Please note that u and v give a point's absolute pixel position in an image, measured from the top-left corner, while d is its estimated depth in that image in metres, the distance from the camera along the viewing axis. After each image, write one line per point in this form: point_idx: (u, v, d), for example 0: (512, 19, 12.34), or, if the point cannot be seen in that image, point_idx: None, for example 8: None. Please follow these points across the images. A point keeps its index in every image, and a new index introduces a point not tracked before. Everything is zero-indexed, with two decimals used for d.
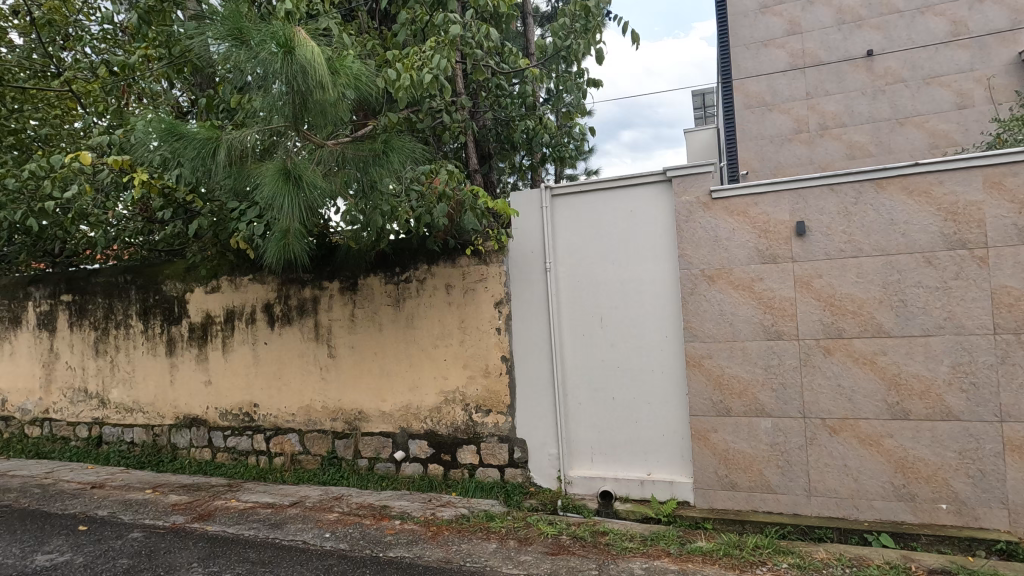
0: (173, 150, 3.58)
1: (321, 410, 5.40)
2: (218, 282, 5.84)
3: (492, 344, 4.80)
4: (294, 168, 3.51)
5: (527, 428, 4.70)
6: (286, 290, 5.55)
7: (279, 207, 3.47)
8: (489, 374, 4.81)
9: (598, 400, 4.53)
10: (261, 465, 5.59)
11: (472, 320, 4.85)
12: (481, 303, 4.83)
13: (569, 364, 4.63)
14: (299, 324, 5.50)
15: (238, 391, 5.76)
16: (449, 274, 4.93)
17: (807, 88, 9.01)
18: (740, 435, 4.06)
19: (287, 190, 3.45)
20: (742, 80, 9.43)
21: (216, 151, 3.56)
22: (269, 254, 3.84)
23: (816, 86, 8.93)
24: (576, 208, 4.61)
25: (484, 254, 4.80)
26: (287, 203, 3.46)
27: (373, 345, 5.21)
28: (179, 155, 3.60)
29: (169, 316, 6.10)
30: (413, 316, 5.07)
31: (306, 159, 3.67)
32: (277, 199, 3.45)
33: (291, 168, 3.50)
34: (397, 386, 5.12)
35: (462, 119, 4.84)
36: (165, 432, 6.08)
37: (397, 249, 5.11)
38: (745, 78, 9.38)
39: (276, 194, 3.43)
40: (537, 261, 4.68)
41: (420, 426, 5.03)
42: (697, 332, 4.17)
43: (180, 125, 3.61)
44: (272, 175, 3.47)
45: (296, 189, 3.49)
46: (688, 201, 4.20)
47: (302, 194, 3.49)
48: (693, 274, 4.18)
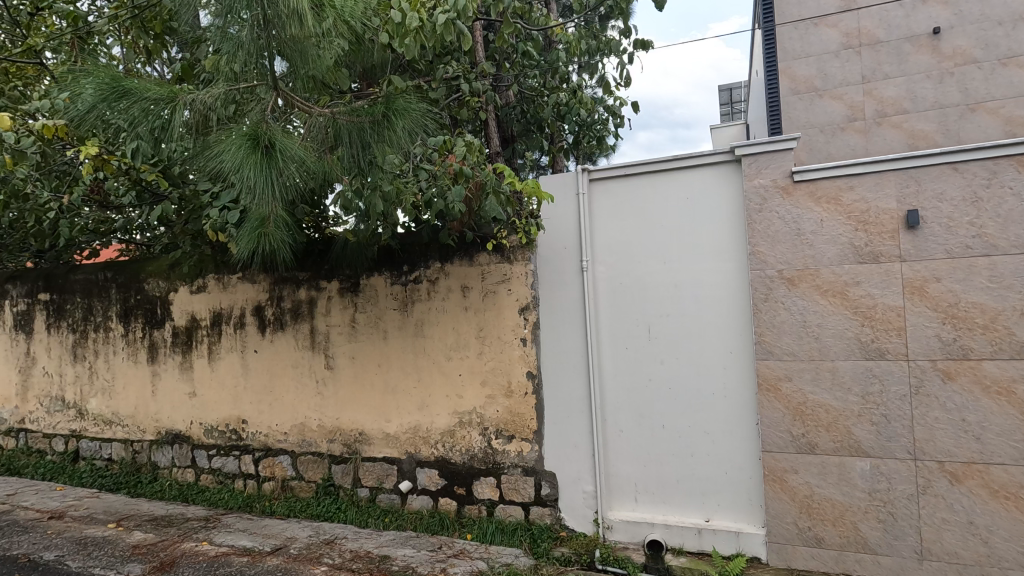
0: (113, 111, 2.87)
1: (317, 429, 4.69)
2: (205, 281, 5.15)
3: (516, 359, 4.02)
4: (267, 135, 2.80)
5: (557, 460, 3.93)
6: (279, 291, 4.84)
7: (246, 184, 2.75)
8: (512, 394, 4.03)
9: (644, 427, 3.76)
10: (250, 490, 4.89)
11: (493, 330, 4.08)
12: (502, 309, 4.06)
13: (609, 382, 3.85)
14: (292, 330, 4.79)
15: (225, 405, 5.07)
16: (465, 274, 4.17)
17: (862, 72, 7.59)
18: (828, 479, 3.24)
19: (255, 163, 2.74)
20: (787, 63, 8.02)
21: (171, 114, 2.87)
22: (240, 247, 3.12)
23: (872, 68, 7.50)
24: (619, 195, 3.83)
25: (507, 250, 4.03)
26: (258, 181, 2.74)
27: (377, 356, 4.48)
28: (122, 118, 2.88)
29: (151, 319, 5.43)
30: (423, 323, 4.32)
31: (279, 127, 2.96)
32: (244, 174, 2.74)
33: (262, 134, 2.79)
34: (404, 405, 4.38)
35: (484, 88, 4.10)
36: (146, 449, 5.42)
37: (403, 244, 4.38)
38: (791, 61, 7.96)
39: (241, 165, 2.72)
40: (572, 258, 3.90)
41: (430, 452, 4.28)
42: (773, 348, 3.35)
43: (126, 81, 2.92)
44: (237, 143, 2.76)
45: (268, 161, 2.77)
46: (761, 185, 3.39)
47: (274, 166, 2.77)
48: (767, 275, 3.37)
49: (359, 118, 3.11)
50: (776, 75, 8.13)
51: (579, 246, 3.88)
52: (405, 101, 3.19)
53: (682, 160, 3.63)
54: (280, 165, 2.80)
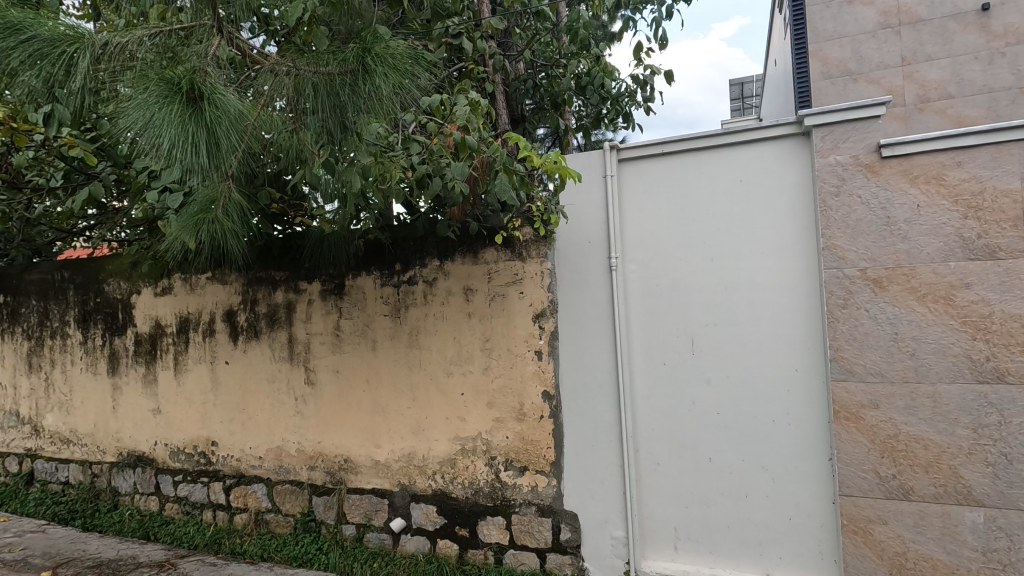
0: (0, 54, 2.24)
1: (296, 454, 4.03)
2: (170, 282, 4.49)
3: (530, 375, 3.35)
4: (193, 83, 2.22)
5: (579, 499, 3.27)
6: (253, 293, 4.18)
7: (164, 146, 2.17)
8: (524, 418, 3.36)
9: (686, 459, 3.11)
10: (220, 523, 4.24)
11: (502, 342, 3.41)
12: (513, 316, 3.39)
13: (643, 405, 3.19)
14: (267, 338, 4.13)
15: (192, 424, 4.42)
16: (468, 274, 3.50)
17: (901, 51, 5.71)
18: (927, 533, 2.57)
19: (175, 119, 2.15)
20: (818, 44, 6.03)
21: (75, 60, 2.29)
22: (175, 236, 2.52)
23: (913, 48, 5.63)
24: (656, 178, 3.17)
25: (519, 245, 3.37)
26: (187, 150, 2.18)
27: (365, 371, 3.82)
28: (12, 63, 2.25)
29: (111, 325, 4.78)
30: (419, 333, 3.65)
31: (222, 81, 2.37)
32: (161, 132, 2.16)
33: (185, 81, 2.20)
34: (396, 428, 3.72)
35: (490, 49, 3.47)
36: (105, 473, 4.77)
37: (396, 239, 3.71)
38: (823, 42, 5.97)
39: (167, 127, 2.14)
40: (597, 255, 3.23)
41: (427, 485, 3.63)
42: (854, 368, 2.67)
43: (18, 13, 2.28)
44: (151, 91, 2.18)
45: (196, 118, 2.20)
46: (838, 162, 2.71)
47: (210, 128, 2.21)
48: (846, 276, 2.69)
49: (325, 68, 2.39)
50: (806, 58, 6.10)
51: (607, 240, 3.20)
52: (387, 43, 2.42)
53: (735, 134, 2.96)
54: (211, 122, 2.21)
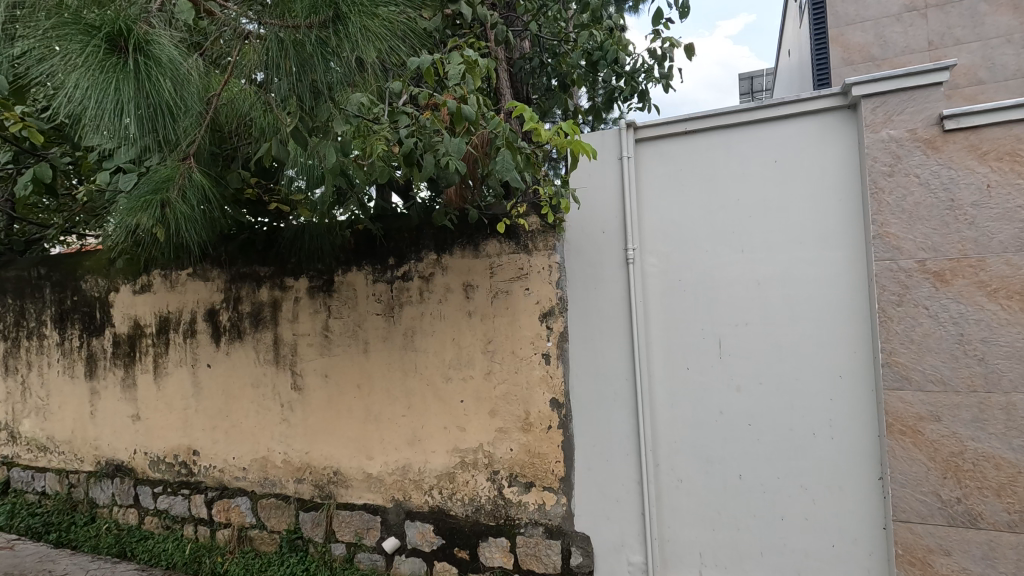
0: None
1: (282, 466, 3.71)
2: (149, 279, 4.18)
3: (537, 381, 3.01)
4: (117, 26, 1.97)
5: (591, 518, 2.93)
6: (236, 291, 3.86)
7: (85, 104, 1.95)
8: (530, 428, 3.02)
9: (713, 476, 2.76)
10: (201, 539, 3.93)
11: (505, 343, 3.07)
12: (518, 315, 3.05)
13: (663, 414, 2.85)
14: (252, 340, 3.81)
15: (173, 432, 4.10)
16: (468, 268, 3.17)
17: (926, 36, 4.52)
18: (998, 566, 2.22)
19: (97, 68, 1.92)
20: (837, 27, 4.85)
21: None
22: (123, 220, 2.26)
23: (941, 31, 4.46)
24: (679, 160, 2.82)
25: (525, 236, 3.02)
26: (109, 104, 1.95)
27: (356, 376, 3.49)
28: None
29: (88, 325, 4.47)
30: (415, 334, 3.32)
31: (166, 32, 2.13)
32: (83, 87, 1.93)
33: (106, 23, 1.96)
34: (389, 439, 3.39)
35: (492, 17, 3.10)
36: (82, 483, 4.47)
37: (388, 231, 3.39)
38: (842, 25, 4.78)
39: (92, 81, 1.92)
40: (612, 247, 2.88)
41: (423, 501, 3.30)
42: (911, 374, 2.32)
43: None
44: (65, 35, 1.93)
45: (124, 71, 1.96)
46: (892, 137, 2.35)
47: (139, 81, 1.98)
48: (902, 268, 2.33)
49: (291, 18, 2.00)
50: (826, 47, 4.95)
51: (624, 230, 2.86)
52: None
53: (770, 108, 2.62)
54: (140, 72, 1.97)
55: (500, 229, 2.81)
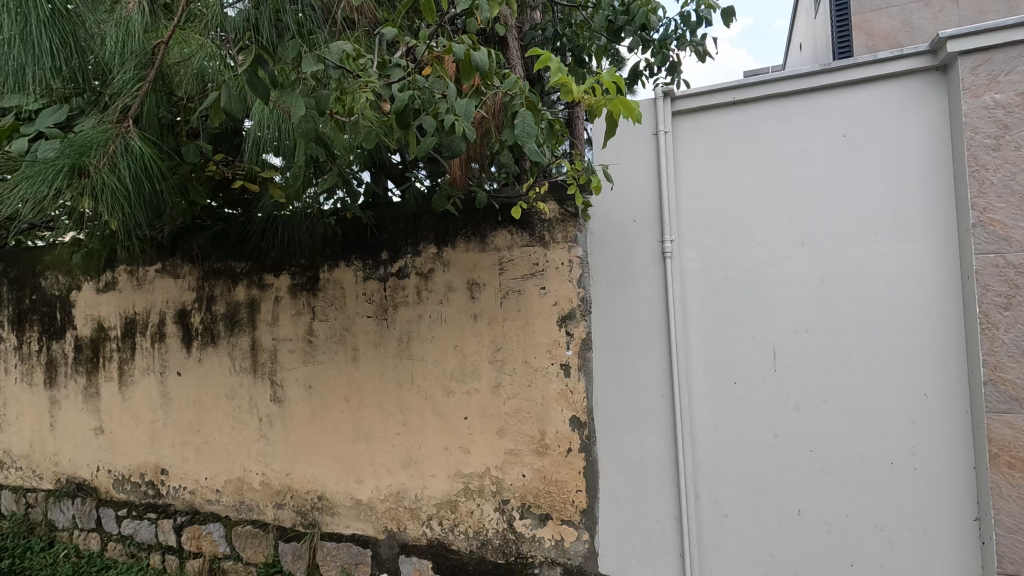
0: None
1: (260, 488, 3.26)
2: (114, 276, 3.73)
3: (554, 397, 2.56)
4: None
5: (619, 558, 2.50)
6: (210, 289, 3.41)
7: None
8: (545, 451, 2.58)
9: (766, 511, 2.31)
10: (169, 570, 3.47)
11: (516, 352, 2.63)
12: (532, 318, 2.60)
13: (705, 437, 2.40)
14: (226, 345, 3.36)
15: (139, 448, 3.65)
16: (474, 263, 2.73)
17: (963, 22, 4.03)
18: None
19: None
20: (861, 14, 4.35)
21: None
22: (35, 191, 1.89)
23: (976, 17, 3.98)
24: (723, 135, 2.38)
25: (540, 226, 2.58)
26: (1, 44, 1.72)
27: (344, 387, 3.04)
28: None
29: (48, 327, 4.02)
30: (411, 340, 2.87)
31: None
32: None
33: None
34: (382, 460, 2.94)
35: None
36: (40, 503, 4.01)
37: (381, 221, 2.95)
38: (867, 11, 4.28)
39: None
40: (644, 238, 2.44)
41: (420, 532, 2.85)
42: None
43: None
44: None
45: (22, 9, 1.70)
46: (998, 104, 1.93)
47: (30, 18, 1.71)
48: (1011, 265, 1.91)
49: None
50: (849, 31, 4.44)
51: (659, 219, 2.42)
52: None
53: (839, 71, 2.19)
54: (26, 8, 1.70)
55: (515, 215, 2.37)
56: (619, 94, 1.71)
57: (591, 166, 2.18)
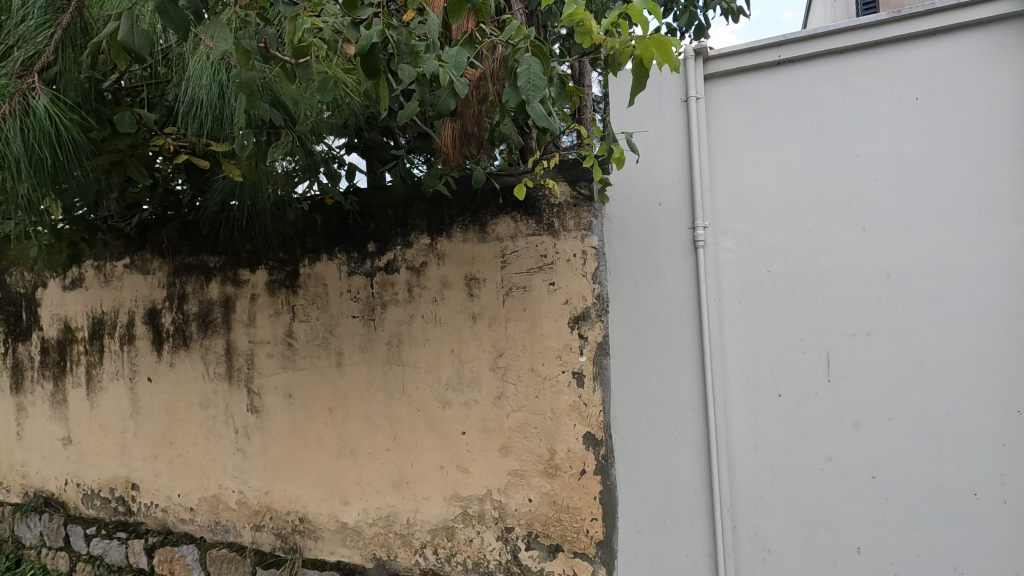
0: None
1: (236, 508, 2.93)
2: (81, 272, 3.39)
3: (566, 410, 2.20)
4: None
5: None
6: (181, 286, 3.08)
7: None
8: (556, 473, 2.22)
9: (818, 548, 1.95)
10: None
11: (521, 358, 2.27)
12: (539, 319, 2.24)
13: (744, 458, 2.03)
14: (199, 348, 3.02)
15: (109, 461, 3.33)
16: (472, 256, 2.37)
17: None
18: None
19: None
20: None
21: None
22: None
23: None
24: (766, 101, 2.01)
25: (548, 211, 2.22)
26: None
27: (326, 396, 2.70)
28: None
29: (14, 328, 3.70)
30: (401, 343, 2.52)
31: None
32: None
33: None
34: (370, 479, 2.60)
35: None
36: (7, 518, 3.70)
37: (366, 208, 2.60)
38: None
39: None
40: (671, 224, 2.08)
41: (413, 562, 2.51)
42: None
43: None
44: None
45: None
46: None
47: None
48: None
49: None
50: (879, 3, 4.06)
51: (689, 201, 2.05)
52: None
53: (910, 23, 1.84)
54: None
55: (518, 194, 2.01)
56: (651, 33, 1.38)
57: (613, 137, 1.82)
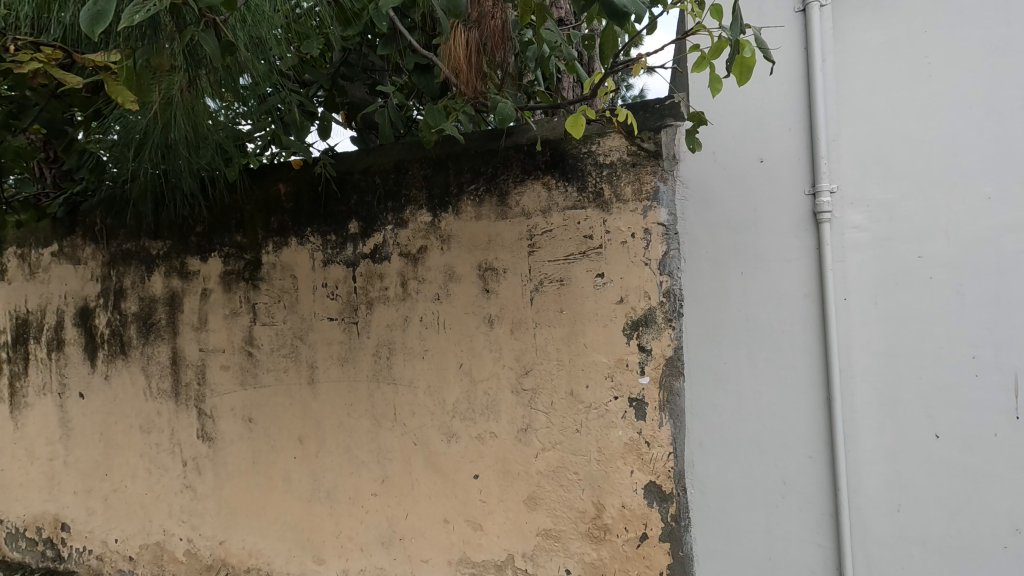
0: None
1: (185, 560, 2.31)
2: (2, 261, 2.76)
3: (619, 451, 1.58)
4: None
5: None
6: (118, 279, 2.45)
7: None
8: (604, 538, 1.60)
9: None
10: None
11: (556, 378, 1.66)
12: (581, 325, 1.62)
13: (883, 528, 1.40)
14: (141, 357, 2.40)
15: (36, 494, 2.70)
16: (488, 238, 1.75)
17: None
18: None
19: None
20: None
21: None
22: None
23: None
24: (919, 11, 1.39)
25: (595, 174, 1.61)
26: None
27: (295, 422, 2.08)
28: None
29: None
30: (392, 354, 1.90)
31: None
32: None
33: None
34: (351, 532, 1.98)
35: None
36: None
37: (346, 176, 1.97)
38: None
39: None
40: (776, 191, 1.45)
41: None
42: None
43: None
44: None
45: None
46: None
47: None
48: None
49: None
50: None
51: (808, 156, 1.43)
52: None
53: None
54: None
55: (573, 131, 1.34)
56: None
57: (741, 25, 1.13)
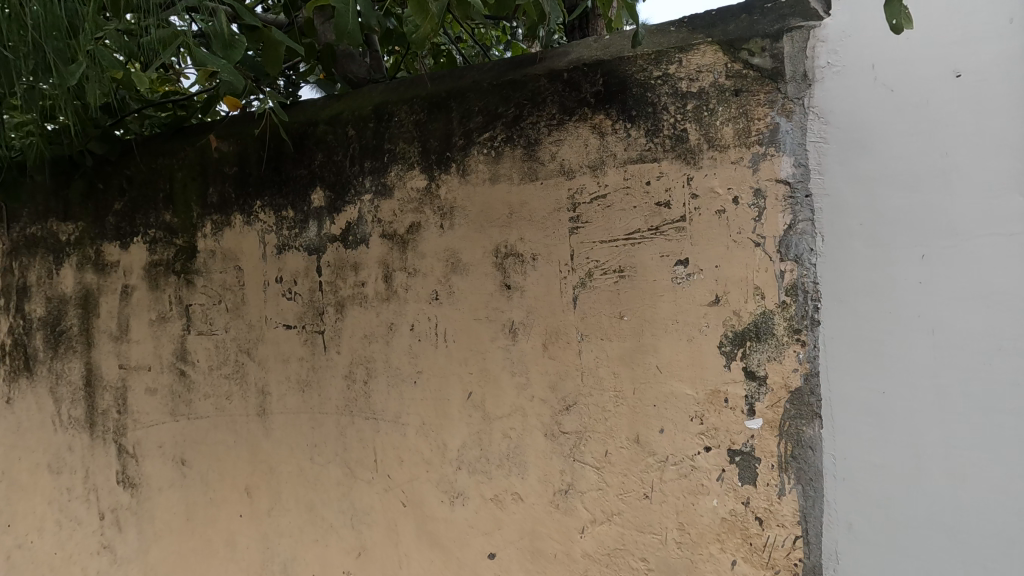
0: None
1: None
2: None
3: (714, 531, 1.04)
4: None
5: None
6: (20, 274, 1.87)
7: None
8: None
9: None
10: None
11: (613, 417, 1.11)
12: (652, 338, 1.08)
13: None
14: (49, 375, 1.83)
15: None
16: (511, 209, 1.20)
17: None
18: None
19: None
20: None
21: None
22: None
23: None
24: None
25: (674, 109, 1.06)
26: None
27: (241, 467, 1.52)
28: None
29: None
30: (371, 376, 1.35)
31: None
32: None
33: None
34: None
35: None
36: None
37: (307, 129, 1.42)
38: None
39: None
40: (984, 122, 0.90)
41: None
42: None
43: None
44: None
45: None
46: None
47: None
48: None
49: None
50: None
51: None
52: None
53: None
54: None
55: None
56: None
57: None
